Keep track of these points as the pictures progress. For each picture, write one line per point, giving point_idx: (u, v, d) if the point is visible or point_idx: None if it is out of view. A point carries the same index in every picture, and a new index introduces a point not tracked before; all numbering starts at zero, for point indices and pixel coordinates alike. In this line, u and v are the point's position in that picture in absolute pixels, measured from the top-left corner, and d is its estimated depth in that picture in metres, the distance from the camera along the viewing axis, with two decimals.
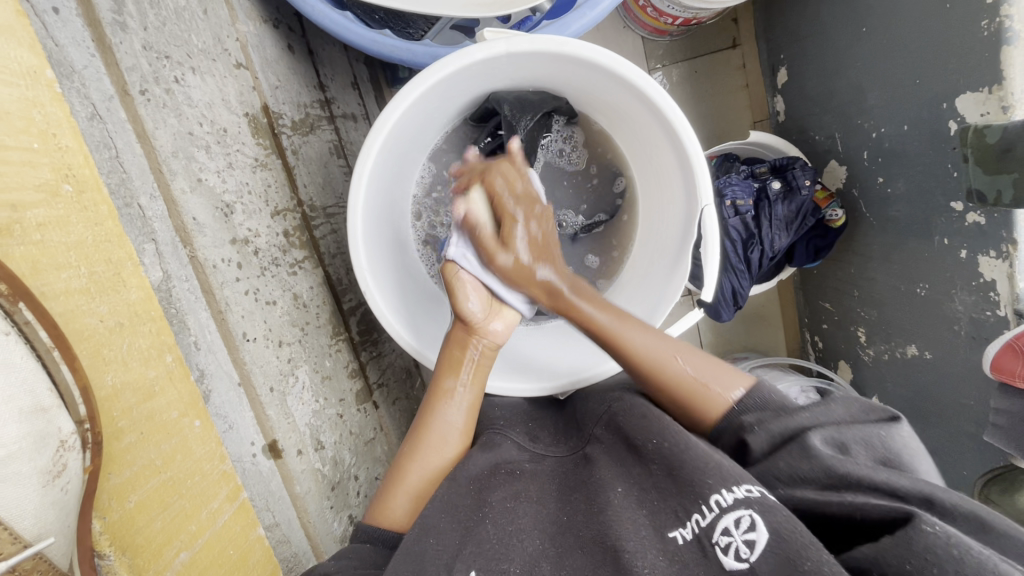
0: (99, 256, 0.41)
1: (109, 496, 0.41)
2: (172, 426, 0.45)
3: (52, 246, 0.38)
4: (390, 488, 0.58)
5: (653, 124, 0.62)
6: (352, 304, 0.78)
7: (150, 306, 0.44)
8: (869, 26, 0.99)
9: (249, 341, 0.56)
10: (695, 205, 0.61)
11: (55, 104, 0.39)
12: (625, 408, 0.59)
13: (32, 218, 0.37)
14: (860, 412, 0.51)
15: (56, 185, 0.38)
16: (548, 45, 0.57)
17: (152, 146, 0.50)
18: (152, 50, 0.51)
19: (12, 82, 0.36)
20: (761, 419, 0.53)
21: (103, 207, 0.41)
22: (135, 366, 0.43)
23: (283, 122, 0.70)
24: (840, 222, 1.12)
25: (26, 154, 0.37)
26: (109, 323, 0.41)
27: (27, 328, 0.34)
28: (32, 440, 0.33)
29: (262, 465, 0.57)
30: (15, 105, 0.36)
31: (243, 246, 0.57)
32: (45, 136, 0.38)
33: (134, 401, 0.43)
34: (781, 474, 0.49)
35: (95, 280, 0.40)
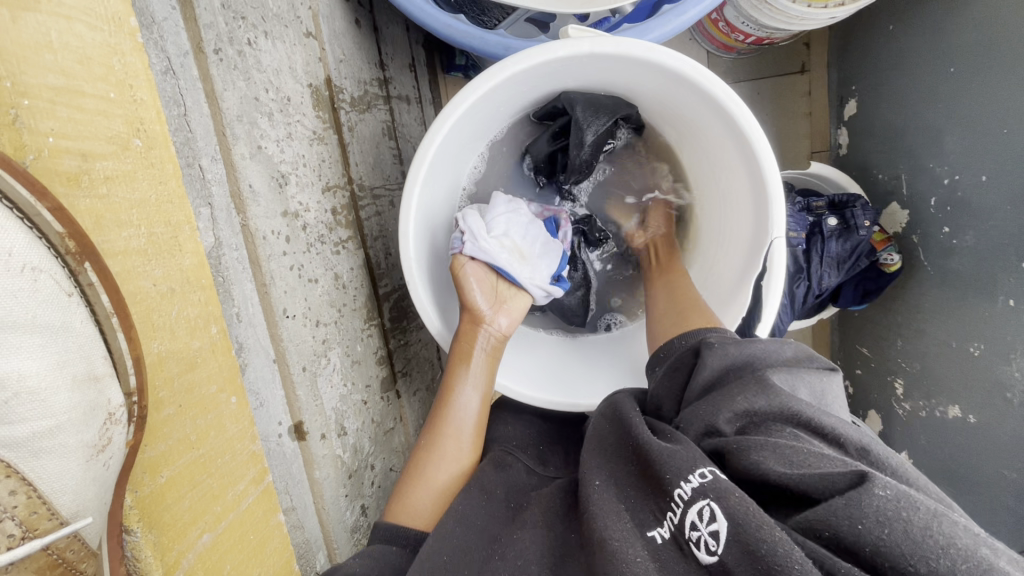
0: (160, 218, 0.39)
1: (142, 470, 0.40)
2: (209, 401, 0.44)
3: (117, 202, 0.37)
4: (410, 484, 0.56)
5: (730, 146, 0.59)
6: (387, 290, 0.77)
7: (202, 274, 0.43)
8: (958, 66, 0.94)
9: (288, 318, 0.54)
10: (764, 235, 0.58)
11: (135, 54, 0.38)
12: (608, 411, 0.55)
13: (100, 171, 0.36)
14: (804, 357, 0.50)
15: (127, 139, 0.37)
16: (635, 50, 0.54)
17: (219, 108, 0.48)
18: (229, 9, 0.49)
19: (97, 25, 0.35)
20: (723, 342, 0.50)
21: (170, 166, 0.39)
22: (181, 335, 0.41)
23: (343, 97, 0.68)
24: (895, 267, 1.06)
25: (101, 103, 0.36)
26: (161, 288, 0.40)
27: (90, 290, 0.34)
28: (82, 411, 0.33)
29: (286, 446, 0.56)
30: (96, 50, 0.35)
31: (293, 220, 0.56)
32: (122, 86, 0.37)
33: (177, 371, 0.41)
34: (725, 405, 0.46)
35: (153, 240, 0.39)
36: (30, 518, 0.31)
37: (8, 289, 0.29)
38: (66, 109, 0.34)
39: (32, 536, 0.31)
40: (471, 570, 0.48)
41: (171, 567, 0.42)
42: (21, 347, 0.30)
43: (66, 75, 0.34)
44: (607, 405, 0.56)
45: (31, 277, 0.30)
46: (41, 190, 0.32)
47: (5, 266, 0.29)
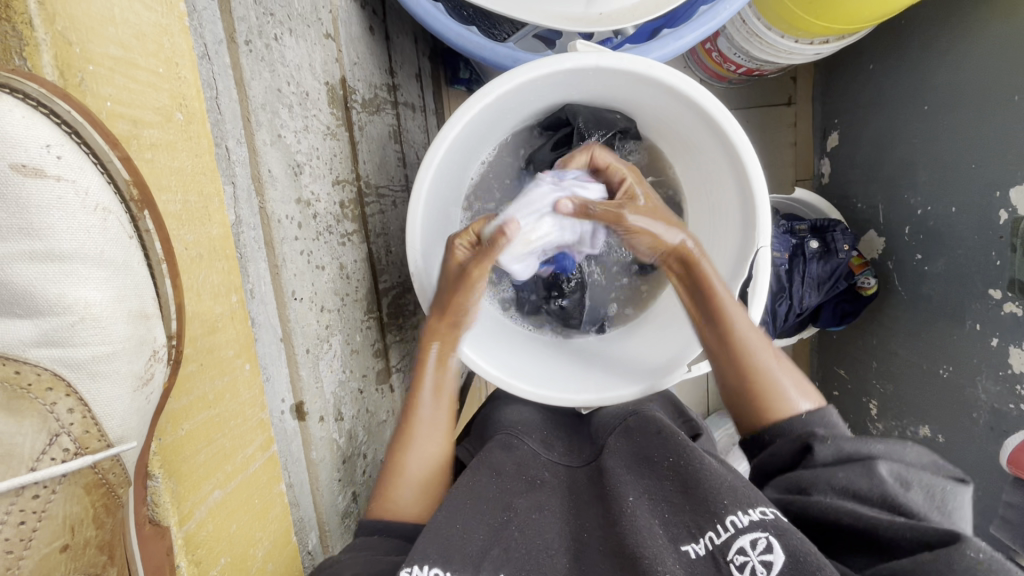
0: (194, 186, 0.43)
1: (166, 419, 0.44)
2: (227, 364, 0.47)
3: (160, 167, 0.41)
4: (390, 480, 0.59)
5: (720, 159, 0.63)
6: (386, 285, 0.81)
7: (226, 244, 0.46)
8: (931, 104, 1.01)
9: (297, 300, 0.55)
10: (750, 244, 0.62)
11: (182, 37, 0.42)
12: (642, 425, 0.59)
13: (147, 138, 0.40)
14: (930, 463, 0.51)
15: (170, 111, 0.41)
16: (638, 65, 0.58)
17: (246, 95, 0.50)
18: (261, 5, 0.52)
19: (152, 6, 0.39)
20: (834, 435, 0.53)
21: (205, 140, 0.43)
22: (206, 299, 0.45)
23: (355, 98, 0.75)
24: (871, 290, 1.12)
25: (151, 77, 0.40)
26: (191, 252, 0.43)
27: (146, 235, 0.39)
28: (133, 343, 0.39)
29: (287, 424, 0.56)
30: (150, 28, 0.39)
31: (306, 207, 0.58)
32: (169, 63, 0.41)
33: (200, 332, 0.45)
34: (835, 482, 0.49)
35: (188, 207, 0.43)
36: (84, 436, 0.38)
37: (82, 223, 0.36)
38: (122, 77, 0.38)
39: (83, 453, 0.38)
40: (484, 537, 0.51)
41: (186, 516, 0.45)
42: (91, 277, 0.37)
43: (124, 48, 0.38)
44: (636, 417, 0.60)
45: (102, 216, 0.37)
46: (114, 141, 0.37)
47: (80, 203, 0.36)
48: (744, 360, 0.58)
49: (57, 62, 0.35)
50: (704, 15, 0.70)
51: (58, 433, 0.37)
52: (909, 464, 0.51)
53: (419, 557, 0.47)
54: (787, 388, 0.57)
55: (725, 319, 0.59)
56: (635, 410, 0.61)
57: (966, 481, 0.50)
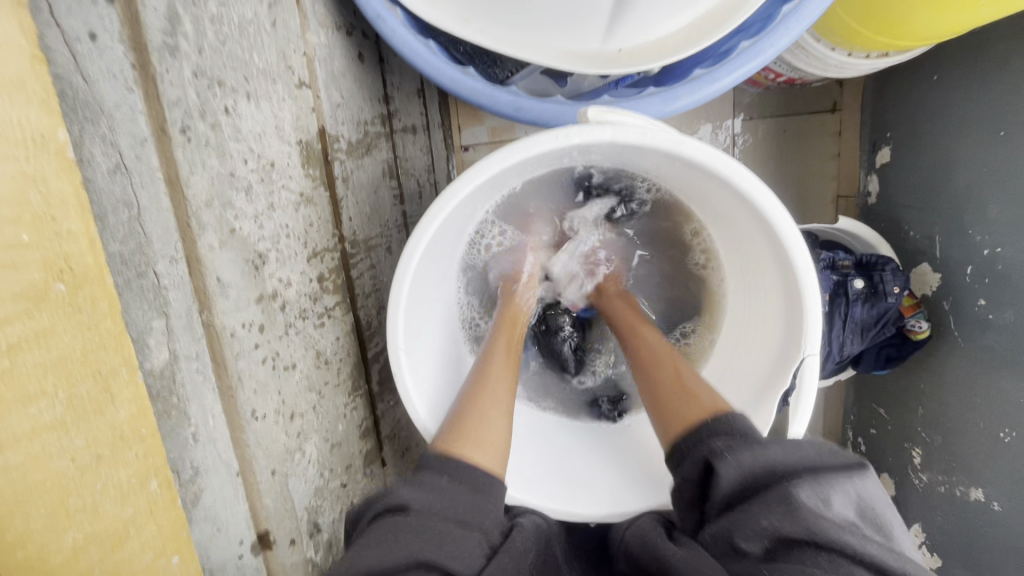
0: (87, 370, 0.29)
1: None
2: (143, 574, 0.32)
3: (21, 374, 0.26)
4: (465, 432, 0.52)
5: (760, 244, 0.53)
6: (376, 350, 0.74)
7: (144, 421, 0.32)
8: (1010, 130, 0.87)
9: (258, 419, 0.48)
10: (792, 347, 0.52)
11: (65, 176, 0.29)
12: (636, 535, 0.51)
13: (3, 337, 0.25)
14: (824, 454, 0.44)
15: (45, 286, 0.27)
16: (662, 143, 0.47)
17: (184, 196, 0.41)
18: (204, 76, 0.43)
19: (6, 151, 0.26)
20: (731, 445, 0.46)
21: (104, 305, 0.29)
22: (108, 510, 0.30)
23: (338, 146, 0.67)
24: (924, 334, 0.99)
25: (11, 252, 0.26)
26: (82, 463, 0.28)
27: None
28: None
29: (248, 566, 0.48)
30: (8, 185, 0.26)
31: (269, 302, 0.51)
32: (40, 221, 0.27)
33: (100, 557, 0.29)
34: (755, 528, 0.40)
35: (74, 406, 0.28)
36: None
37: None
38: None
39: None
40: None
41: None
42: None
43: None
44: (631, 528, 0.53)
45: None
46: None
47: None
48: (660, 379, 0.58)
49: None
50: (745, 53, 0.59)
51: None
52: (814, 464, 0.43)
53: None
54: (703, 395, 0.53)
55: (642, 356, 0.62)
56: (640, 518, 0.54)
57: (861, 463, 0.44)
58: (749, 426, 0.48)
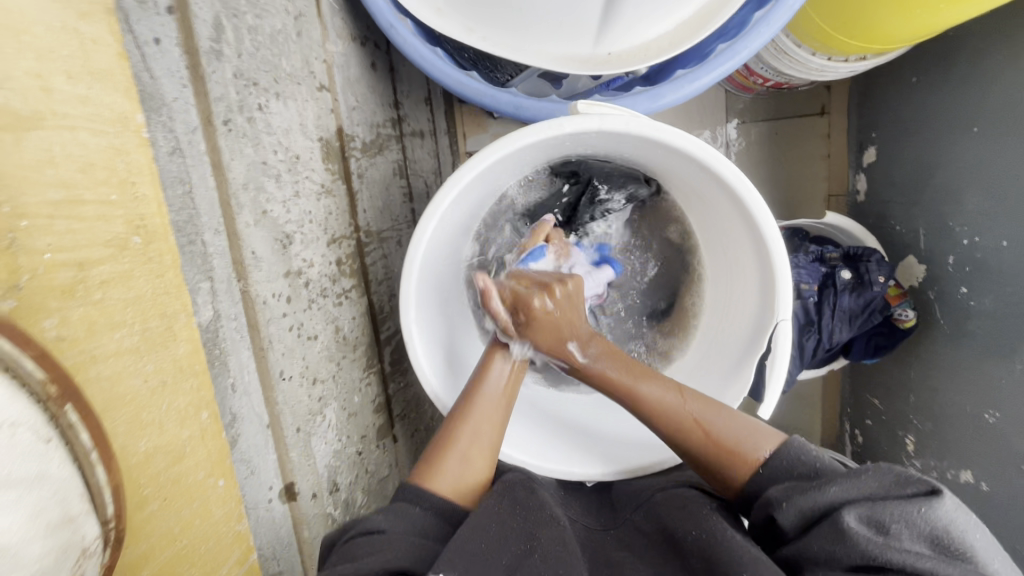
0: (155, 310, 0.35)
1: (123, 572, 0.32)
2: (195, 488, 0.37)
3: (111, 306, 0.32)
4: (440, 451, 0.57)
5: (737, 223, 0.58)
6: (388, 334, 0.80)
7: (195, 360, 0.38)
8: (981, 125, 0.92)
9: (285, 379, 0.54)
10: (768, 316, 0.57)
11: (140, 150, 0.35)
12: (669, 501, 0.59)
13: (95, 277, 0.31)
14: (894, 483, 0.45)
15: (125, 238, 0.33)
16: (644, 129, 0.53)
17: (226, 178, 0.48)
18: (242, 77, 0.50)
19: (102, 129, 0.32)
20: (789, 494, 0.49)
21: (169, 258, 0.35)
22: (169, 428, 0.35)
23: (354, 144, 0.74)
24: (910, 323, 1.03)
25: (102, 207, 0.32)
26: (152, 383, 0.34)
27: (71, 431, 0.27)
28: (52, 558, 0.26)
29: (275, 511, 0.53)
30: (99, 155, 0.32)
31: (295, 278, 0.57)
32: (123, 185, 0.33)
33: (164, 466, 0.35)
34: (813, 556, 0.46)
35: (147, 336, 0.34)
36: None
37: None
38: (64, 220, 0.29)
39: None
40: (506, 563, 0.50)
41: None
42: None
43: (67, 187, 0.29)
44: (664, 492, 0.61)
45: (7, 432, 0.24)
46: (23, 336, 0.26)
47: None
48: (689, 442, 0.57)
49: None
50: (723, 53, 0.65)
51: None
52: (878, 497, 0.45)
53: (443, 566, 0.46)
54: (742, 436, 0.55)
55: (649, 418, 0.58)
56: (673, 486, 0.61)
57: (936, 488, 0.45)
58: (816, 464, 0.50)
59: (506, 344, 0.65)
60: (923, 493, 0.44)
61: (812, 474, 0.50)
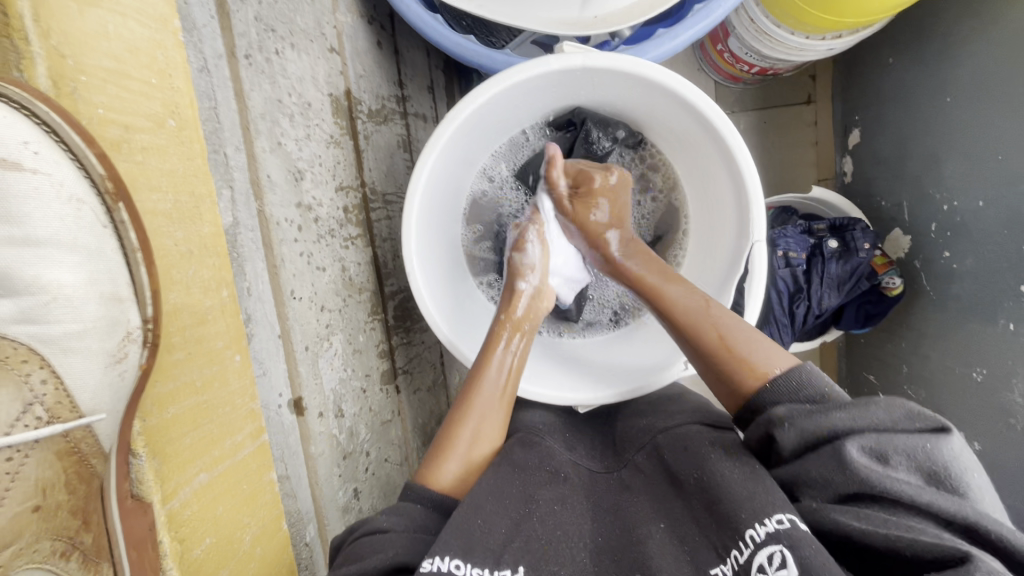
0: (185, 186, 0.48)
1: (151, 402, 0.48)
2: (216, 354, 0.51)
3: (149, 168, 0.46)
4: (442, 450, 0.60)
5: (713, 155, 0.63)
6: (393, 289, 0.84)
7: (217, 242, 0.51)
8: (953, 95, 0.97)
9: (295, 298, 0.58)
10: (745, 238, 0.61)
11: (177, 51, 0.47)
12: (671, 443, 0.61)
13: (138, 141, 0.45)
14: (903, 417, 0.47)
15: (162, 118, 0.46)
16: (623, 64, 0.59)
17: (246, 105, 0.54)
18: (262, 22, 0.56)
19: (146, 23, 0.45)
20: (792, 416, 0.50)
21: (196, 145, 0.48)
22: (195, 293, 0.49)
23: (361, 108, 0.79)
24: (897, 290, 1.07)
25: (144, 87, 0.45)
26: (181, 247, 0.48)
27: (120, 225, 0.43)
28: (105, 324, 0.44)
29: (285, 417, 0.60)
30: (144, 44, 0.45)
31: (306, 211, 0.60)
32: (162, 75, 0.46)
33: (189, 323, 0.49)
34: (812, 481, 0.48)
35: (178, 207, 0.47)
36: (56, 406, 0.43)
37: (57, 212, 0.40)
38: (115, 86, 0.44)
39: (55, 421, 0.43)
40: (505, 528, 0.54)
41: (169, 494, 0.49)
42: (64, 262, 0.41)
43: (117, 61, 0.44)
44: (665, 434, 0.62)
45: (75, 206, 0.41)
46: (89, 139, 0.41)
47: (55, 194, 0.40)
48: (703, 343, 0.58)
49: (50, 73, 0.40)
50: (699, 13, 0.70)
51: (31, 402, 0.42)
52: (885, 429, 0.47)
53: (439, 548, 0.49)
54: (755, 341, 0.57)
55: (670, 314, 0.62)
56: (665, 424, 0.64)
57: (945, 426, 0.46)
58: (822, 391, 0.51)
59: (500, 341, 0.65)
60: (933, 428, 0.46)
61: (814, 400, 0.51)
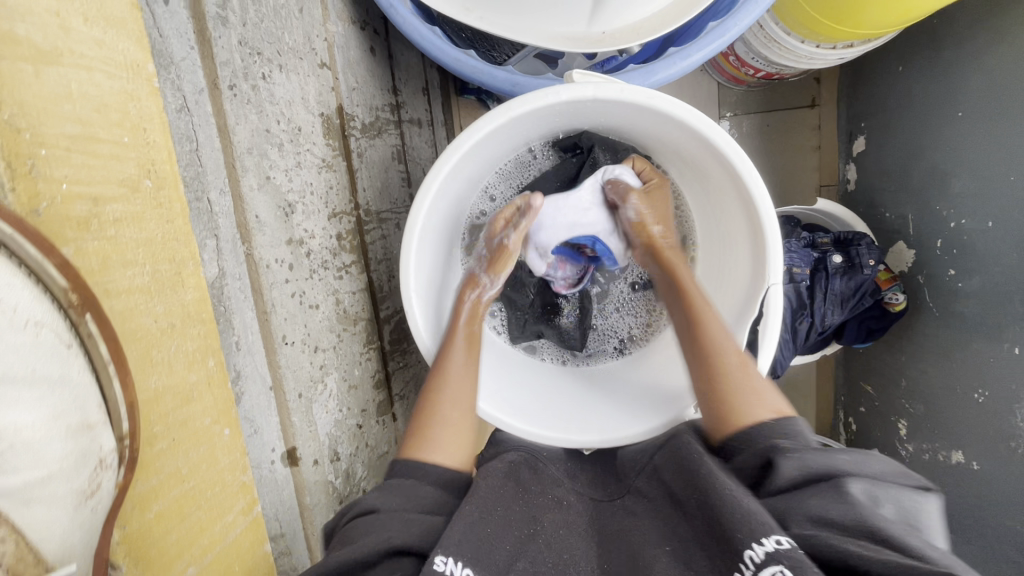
0: (164, 254, 0.43)
1: (131, 505, 0.42)
2: (202, 434, 0.47)
3: (122, 243, 0.40)
4: (427, 421, 0.58)
5: (728, 189, 0.60)
6: (388, 313, 0.80)
7: (202, 309, 0.46)
8: (965, 110, 0.94)
9: (287, 344, 0.55)
10: (760, 280, 0.58)
11: (151, 100, 0.41)
12: (667, 462, 0.55)
13: (108, 214, 0.39)
14: (893, 471, 0.46)
15: (136, 181, 0.40)
16: (636, 97, 0.55)
17: (231, 141, 0.50)
18: (247, 46, 0.52)
19: (115, 74, 0.39)
20: (801, 449, 0.48)
21: (176, 206, 0.43)
22: (178, 369, 0.44)
23: (354, 124, 0.74)
24: (900, 306, 1.06)
25: (113, 148, 0.39)
26: (161, 324, 0.43)
27: (88, 340, 0.35)
28: (76, 457, 0.34)
29: (278, 472, 0.57)
30: (111, 98, 0.39)
31: (297, 247, 0.57)
32: (134, 130, 0.40)
33: (172, 407, 0.44)
34: (801, 510, 0.44)
35: (156, 279, 0.42)
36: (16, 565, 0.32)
37: (10, 342, 0.31)
38: (79, 156, 0.37)
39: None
40: (510, 546, 0.50)
41: None
42: (18, 400, 0.31)
43: (81, 123, 0.37)
44: (663, 451, 0.57)
45: (33, 331, 0.32)
46: (46, 245, 0.34)
47: (4, 320, 0.31)
48: (712, 369, 0.56)
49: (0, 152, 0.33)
50: (714, 31, 0.66)
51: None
52: (881, 480, 0.46)
53: (452, 549, 0.46)
54: (756, 388, 0.54)
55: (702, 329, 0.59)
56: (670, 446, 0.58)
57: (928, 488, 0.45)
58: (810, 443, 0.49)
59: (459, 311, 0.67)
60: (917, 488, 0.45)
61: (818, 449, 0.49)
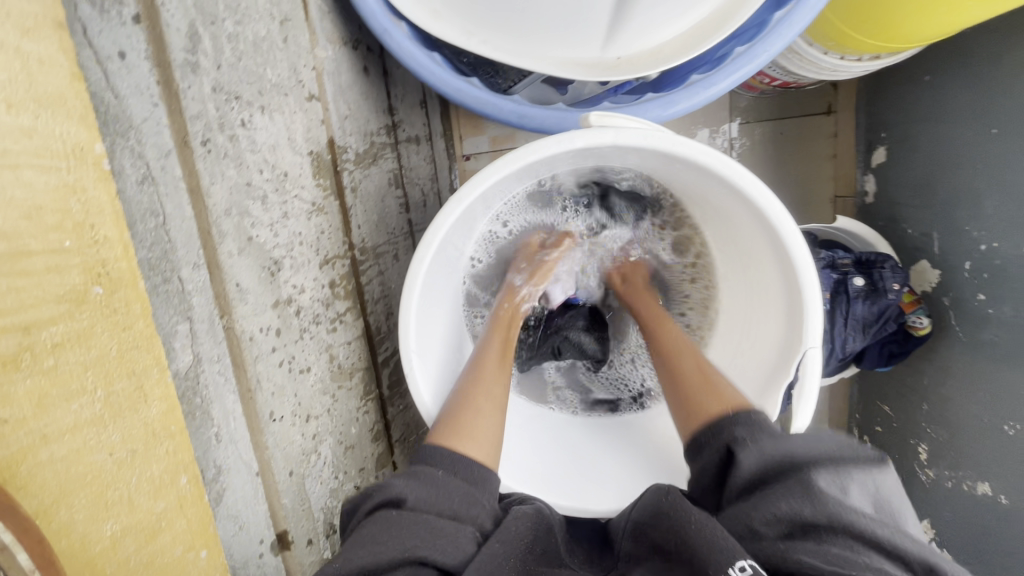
0: (122, 369, 0.37)
1: None
2: (174, 565, 0.41)
3: (66, 371, 0.34)
4: (463, 411, 0.54)
5: (761, 239, 0.55)
6: (386, 354, 0.73)
7: (169, 421, 0.40)
8: None
9: (275, 421, 0.53)
10: (795, 341, 0.53)
11: (101, 184, 0.35)
12: (647, 511, 0.49)
13: (47, 339, 0.33)
14: (846, 449, 0.44)
15: (85, 289, 0.34)
16: (662, 144, 0.50)
17: (205, 205, 0.45)
18: (222, 92, 0.46)
19: (52, 166, 0.32)
20: (759, 449, 0.46)
21: (136, 308, 0.37)
22: (143, 502, 0.39)
23: (347, 156, 0.65)
24: (925, 330, 0.90)
25: (54, 257, 0.33)
26: (119, 455, 0.37)
27: None
28: None
29: (268, 563, 0.55)
30: (49, 196, 0.32)
31: (285, 308, 0.53)
32: (81, 228, 0.34)
33: (135, 547, 0.39)
34: (770, 515, 0.41)
35: (110, 404, 0.36)
36: None
37: None
38: (8, 276, 0.31)
39: None
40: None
41: None
42: None
43: (10, 238, 0.30)
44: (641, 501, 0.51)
45: None
46: None
47: None
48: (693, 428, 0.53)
49: None
50: (740, 58, 0.61)
51: None
52: (837, 462, 0.43)
53: None
54: None
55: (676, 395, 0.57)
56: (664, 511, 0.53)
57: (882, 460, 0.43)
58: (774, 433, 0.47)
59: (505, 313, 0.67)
60: (869, 461, 0.43)
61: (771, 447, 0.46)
